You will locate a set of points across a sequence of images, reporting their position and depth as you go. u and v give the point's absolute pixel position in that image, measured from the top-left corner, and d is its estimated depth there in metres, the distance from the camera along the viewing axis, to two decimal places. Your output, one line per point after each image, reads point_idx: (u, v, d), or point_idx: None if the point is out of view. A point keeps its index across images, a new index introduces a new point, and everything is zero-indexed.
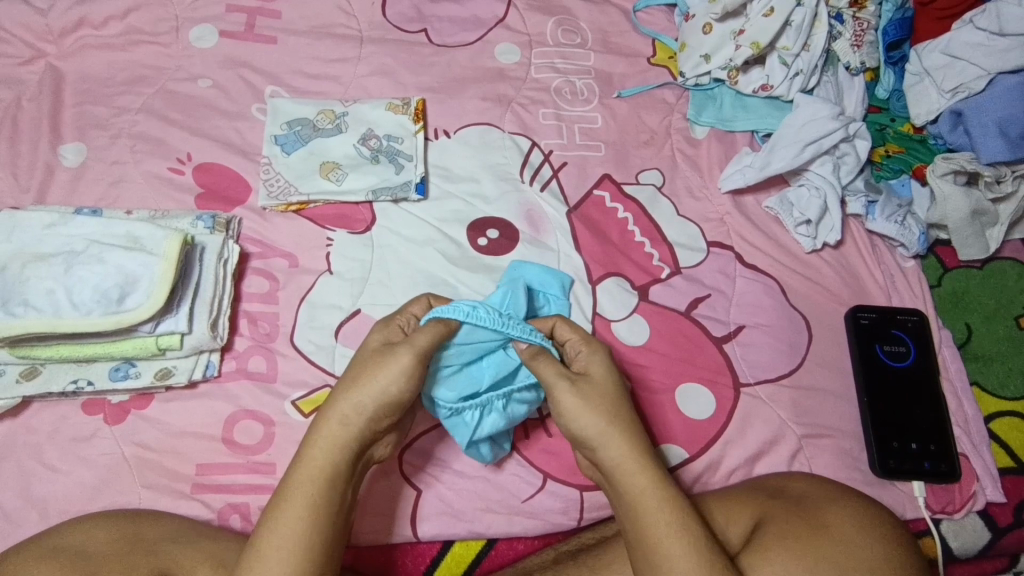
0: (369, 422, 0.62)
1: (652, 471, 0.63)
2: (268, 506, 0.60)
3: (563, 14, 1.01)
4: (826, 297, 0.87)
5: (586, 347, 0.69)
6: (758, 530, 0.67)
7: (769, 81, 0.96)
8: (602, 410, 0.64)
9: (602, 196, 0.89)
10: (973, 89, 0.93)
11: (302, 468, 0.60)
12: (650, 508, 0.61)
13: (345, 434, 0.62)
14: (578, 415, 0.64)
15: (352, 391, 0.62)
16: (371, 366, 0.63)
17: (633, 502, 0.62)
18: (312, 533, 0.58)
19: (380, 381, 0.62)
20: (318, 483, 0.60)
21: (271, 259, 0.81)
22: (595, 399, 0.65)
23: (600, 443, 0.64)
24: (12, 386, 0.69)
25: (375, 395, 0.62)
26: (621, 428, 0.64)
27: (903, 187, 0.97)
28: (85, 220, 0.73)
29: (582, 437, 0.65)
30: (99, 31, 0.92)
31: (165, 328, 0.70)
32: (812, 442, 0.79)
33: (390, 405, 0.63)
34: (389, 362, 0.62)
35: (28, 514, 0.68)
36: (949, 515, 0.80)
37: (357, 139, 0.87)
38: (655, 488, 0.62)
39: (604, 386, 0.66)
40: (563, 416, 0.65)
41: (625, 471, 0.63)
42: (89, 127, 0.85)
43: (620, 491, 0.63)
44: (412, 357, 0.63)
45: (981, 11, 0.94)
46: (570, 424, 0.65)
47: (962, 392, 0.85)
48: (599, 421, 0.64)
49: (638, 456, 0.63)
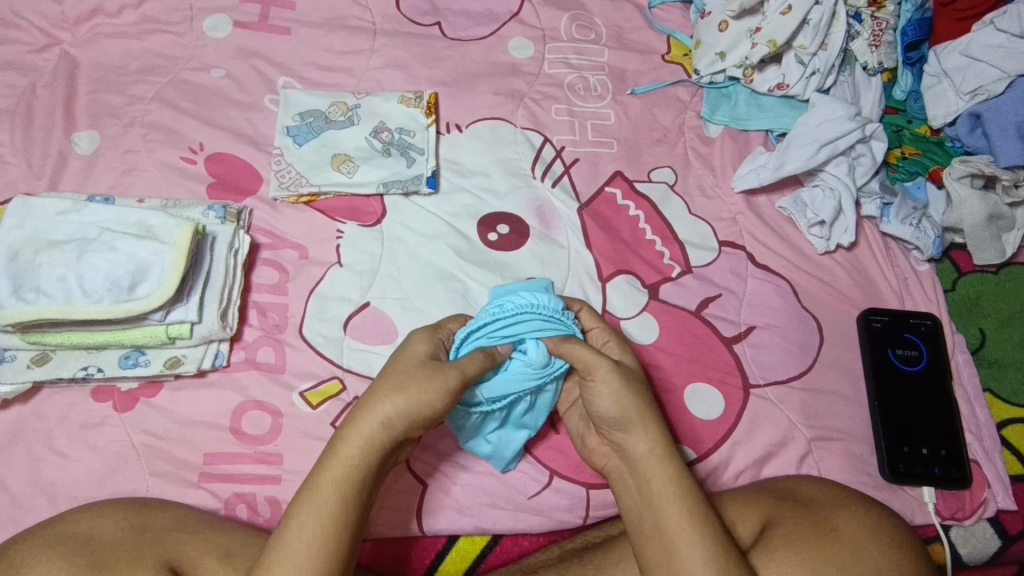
0: (405, 429, 0.62)
1: (677, 458, 0.64)
2: (294, 501, 0.60)
3: (577, 9, 1.00)
4: (837, 299, 0.86)
5: (615, 338, 0.71)
6: (764, 534, 0.67)
7: (784, 80, 0.96)
8: (642, 394, 0.65)
9: (614, 193, 0.89)
10: (993, 92, 0.92)
11: (334, 465, 0.60)
12: (671, 493, 0.63)
13: (382, 438, 0.61)
14: (620, 395, 0.64)
15: (392, 398, 0.61)
16: (420, 376, 0.62)
17: (657, 483, 0.63)
18: (343, 534, 0.59)
19: (426, 394, 0.61)
20: (350, 485, 0.60)
21: (281, 250, 0.81)
22: (633, 383, 0.65)
23: (633, 427, 0.64)
24: (23, 372, 0.70)
25: (418, 405, 0.61)
26: (652, 415, 0.65)
27: (919, 189, 0.95)
28: (98, 208, 0.73)
29: (615, 418, 0.65)
30: (114, 19, 0.92)
31: (176, 317, 0.71)
32: (821, 445, 0.79)
33: (430, 418, 0.63)
34: (440, 381, 0.62)
35: (36, 499, 0.68)
36: (959, 522, 0.79)
37: (369, 131, 0.87)
38: (681, 475, 0.64)
39: (636, 376, 0.67)
40: (598, 394, 0.65)
41: (662, 454, 0.64)
42: (103, 115, 0.85)
43: (652, 473, 0.64)
44: (460, 381, 0.62)
45: (1003, 12, 0.93)
46: (604, 405, 0.65)
47: (974, 397, 0.84)
48: (640, 402, 0.65)
49: (668, 443, 0.65)
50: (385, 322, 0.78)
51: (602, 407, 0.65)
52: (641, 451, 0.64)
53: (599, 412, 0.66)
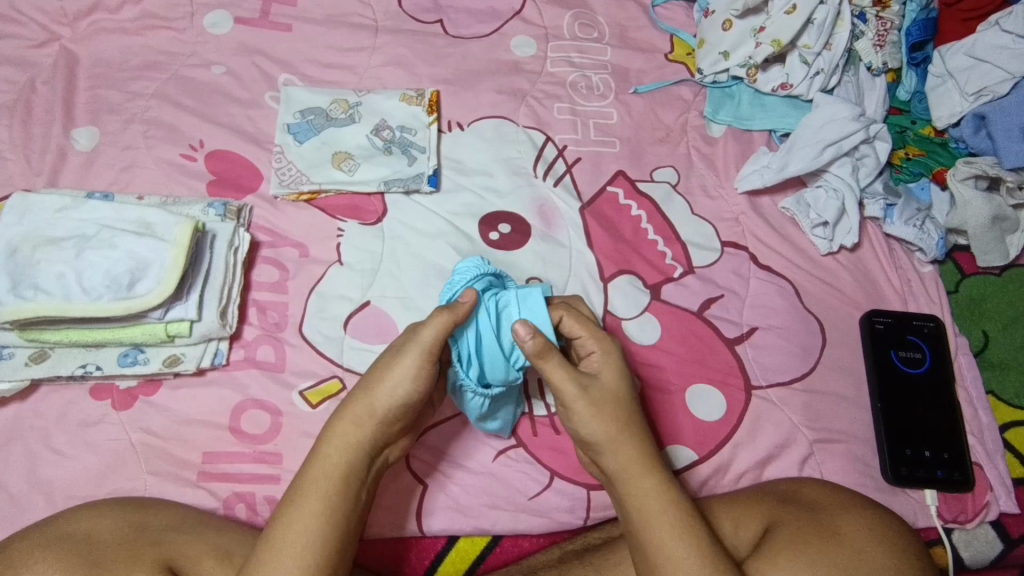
0: (381, 424, 0.63)
1: (657, 476, 0.63)
2: (280, 504, 0.61)
3: (580, 7, 1.00)
4: (839, 300, 0.86)
5: (598, 346, 0.67)
6: (758, 548, 0.66)
7: (789, 79, 0.95)
8: (612, 416, 0.64)
9: (616, 192, 0.88)
10: (997, 93, 0.92)
11: (317, 468, 0.61)
12: (652, 512, 0.62)
13: (357, 436, 0.62)
14: (588, 419, 0.64)
15: (364, 395, 0.63)
16: (382, 368, 0.64)
17: (636, 503, 0.63)
18: (327, 533, 0.59)
19: (391, 382, 0.62)
20: (330, 484, 0.60)
21: (281, 248, 0.81)
22: (603, 405, 0.64)
23: (607, 449, 0.64)
24: (21, 369, 0.69)
25: (385, 397, 0.62)
26: (627, 435, 0.64)
27: (923, 190, 0.94)
28: (99, 204, 0.72)
29: (590, 441, 0.65)
30: (114, 15, 0.91)
31: (175, 315, 0.70)
32: (823, 447, 0.78)
33: (401, 406, 0.63)
34: (400, 367, 0.62)
35: (33, 498, 0.68)
36: (961, 524, 0.79)
37: (370, 129, 0.87)
38: (661, 493, 0.63)
39: (614, 392, 0.66)
40: (572, 418, 0.65)
41: (630, 476, 0.63)
42: (102, 112, 0.85)
43: (624, 495, 0.64)
44: (420, 358, 0.62)
45: (1009, 13, 0.94)
46: (579, 429, 0.65)
47: (977, 400, 0.84)
48: (608, 424, 0.64)
49: (645, 461, 0.64)
50: (385, 321, 0.78)
51: (578, 430, 0.65)
52: (616, 472, 0.64)
53: (578, 434, 0.66)
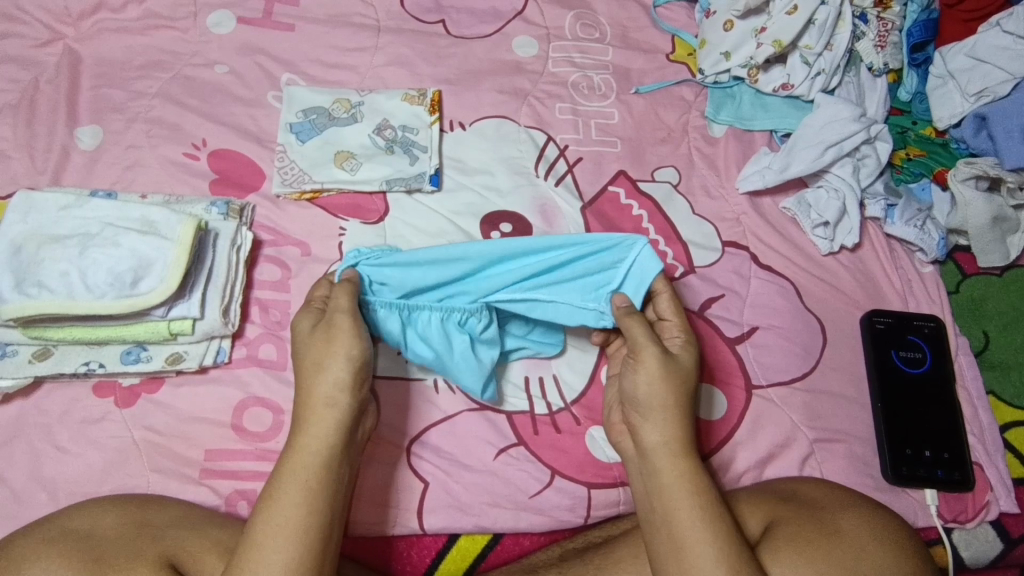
0: (350, 398, 0.64)
1: (695, 455, 0.65)
2: (262, 499, 0.61)
3: (582, 7, 1.00)
4: (840, 300, 0.86)
5: (682, 331, 0.71)
6: (768, 532, 0.67)
7: (789, 80, 0.96)
8: (676, 389, 0.66)
9: (617, 192, 0.89)
10: (998, 94, 0.92)
11: (294, 456, 0.62)
12: (682, 483, 0.63)
13: (327, 416, 0.63)
14: (653, 379, 0.66)
15: (321, 374, 0.64)
16: (324, 342, 0.65)
17: (668, 470, 0.64)
18: (313, 515, 0.59)
19: (341, 351, 0.64)
20: (309, 469, 0.61)
21: (283, 247, 0.81)
22: (674, 375, 0.67)
23: (661, 411, 0.66)
24: (24, 367, 0.70)
25: (341, 368, 0.64)
26: (684, 410, 0.66)
27: (923, 191, 0.94)
28: (101, 203, 0.73)
29: (642, 400, 0.67)
30: (118, 14, 0.92)
31: (178, 313, 0.70)
32: (823, 447, 0.78)
33: (359, 373, 0.65)
34: (340, 336, 0.65)
35: (37, 494, 0.68)
36: (961, 524, 0.79)
37: (372, 128, 0.87)
38: (697, 468, 0.64)
39: (685, 371, 0.68)
40: (636, 374, 0.67)
41: (674, 441, 0.65)
42: (106, 110, 0.85)
43: (657, 459, 0.65)
44: (349, 319, 0.66)
45: (1010, 14, 0.94)
46: (638, 386, 0.67)
47: (977, 400, 0.84)
48: (668, 396, 0.66)
49: (689, 438, 0.66)
50: None
51: (635, 386, 0.67)
52: (659, 435, 0.66)
53: (632, 390, 0.68)
